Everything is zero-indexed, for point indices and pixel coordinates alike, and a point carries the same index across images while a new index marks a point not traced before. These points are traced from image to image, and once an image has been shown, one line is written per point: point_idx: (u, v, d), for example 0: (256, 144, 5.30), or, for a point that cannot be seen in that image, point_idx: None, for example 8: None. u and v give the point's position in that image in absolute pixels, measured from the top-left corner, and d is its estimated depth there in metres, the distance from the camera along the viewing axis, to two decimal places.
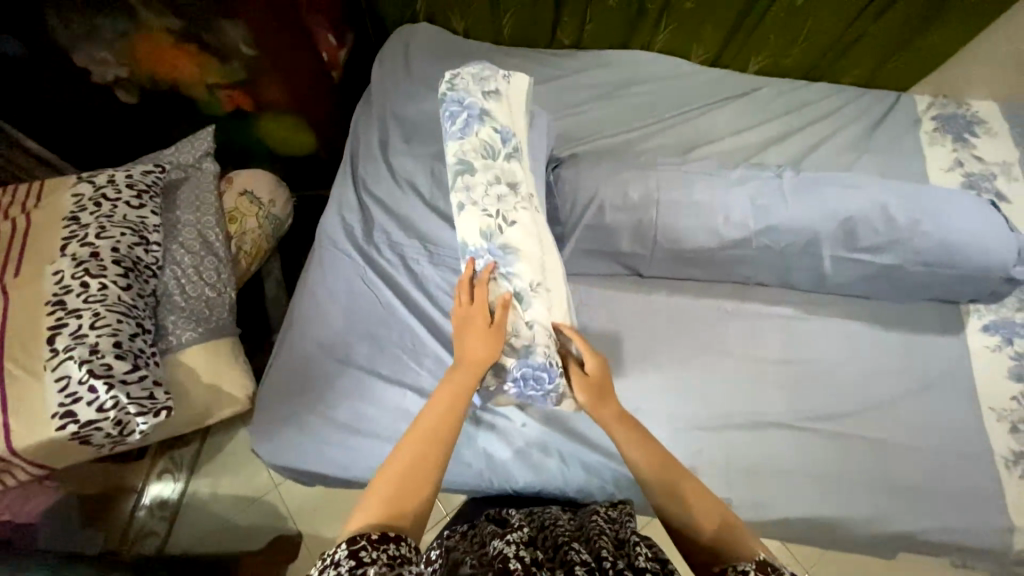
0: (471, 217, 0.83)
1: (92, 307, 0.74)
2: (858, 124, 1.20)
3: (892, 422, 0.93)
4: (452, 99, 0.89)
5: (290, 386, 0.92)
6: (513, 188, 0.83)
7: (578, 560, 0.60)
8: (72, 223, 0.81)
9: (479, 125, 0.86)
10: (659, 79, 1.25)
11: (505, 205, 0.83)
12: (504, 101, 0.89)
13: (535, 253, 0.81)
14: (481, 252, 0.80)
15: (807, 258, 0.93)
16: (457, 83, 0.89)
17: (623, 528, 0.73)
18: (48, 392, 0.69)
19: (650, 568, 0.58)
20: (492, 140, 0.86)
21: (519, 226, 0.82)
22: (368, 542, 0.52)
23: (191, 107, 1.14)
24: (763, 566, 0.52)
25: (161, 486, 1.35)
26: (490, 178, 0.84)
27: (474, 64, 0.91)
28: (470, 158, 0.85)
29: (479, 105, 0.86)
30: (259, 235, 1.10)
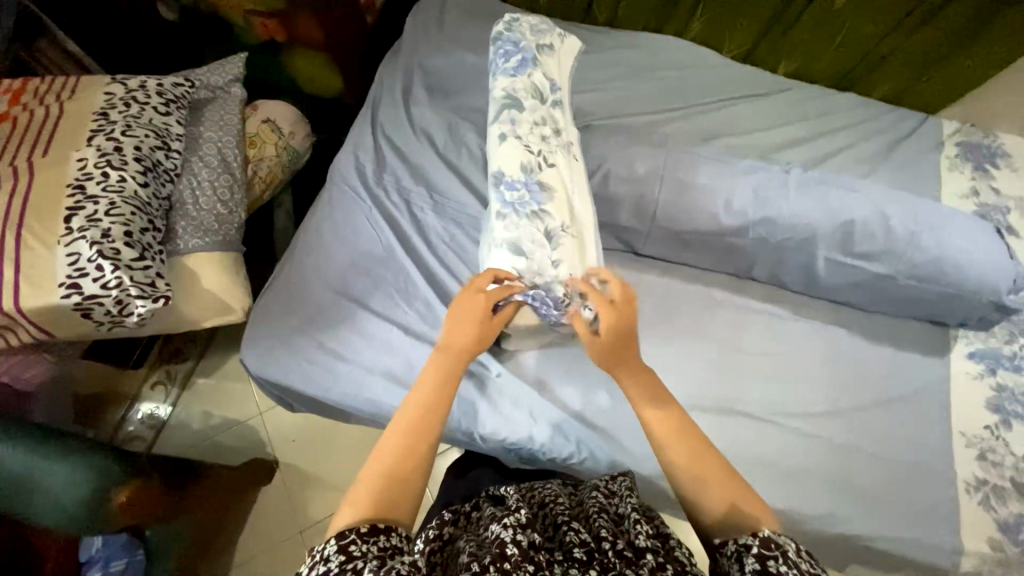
0: (517, 149, 0.88)
1: (109, 195, 0.78)
2: (880, 139, 1.20)
3: (860, 429, 0.95)
4: (507, 40, 0.96)
5: (286, 305, 0.96)
6: (556, 133, 0.92)
7: (577, 542, 0.63)
8: (101, 118, 0.86)
9: (531, 69, 0.95)
10: (686, 67, 1.25)
11: (546, 145, 0.90)
12: (555, 56, 0.99)
13: (569, 195, 0.88)
14: (519, 183, 0.86)
15: (802, 257, 0.94)
16: (515, 28, 0.98)
17: (621, 502, 0.72)
18: (58, 264, 0.74)
19: (651, 547, 0.61)
20: (541, 85, 0.94)
21: (556, 167, 0.89)
22: (357, 536, 0.54)
23: (228, 31, 1.19)
24: (768, 543, 0.54)
25: (154, 403, 1.42)
26: (535, 119, 0.91)
27: (532, 15, 1.02)
28: (520, 95, 0.92)
29: (533, 52, 0.95)
30: (276, 164, 1.14)
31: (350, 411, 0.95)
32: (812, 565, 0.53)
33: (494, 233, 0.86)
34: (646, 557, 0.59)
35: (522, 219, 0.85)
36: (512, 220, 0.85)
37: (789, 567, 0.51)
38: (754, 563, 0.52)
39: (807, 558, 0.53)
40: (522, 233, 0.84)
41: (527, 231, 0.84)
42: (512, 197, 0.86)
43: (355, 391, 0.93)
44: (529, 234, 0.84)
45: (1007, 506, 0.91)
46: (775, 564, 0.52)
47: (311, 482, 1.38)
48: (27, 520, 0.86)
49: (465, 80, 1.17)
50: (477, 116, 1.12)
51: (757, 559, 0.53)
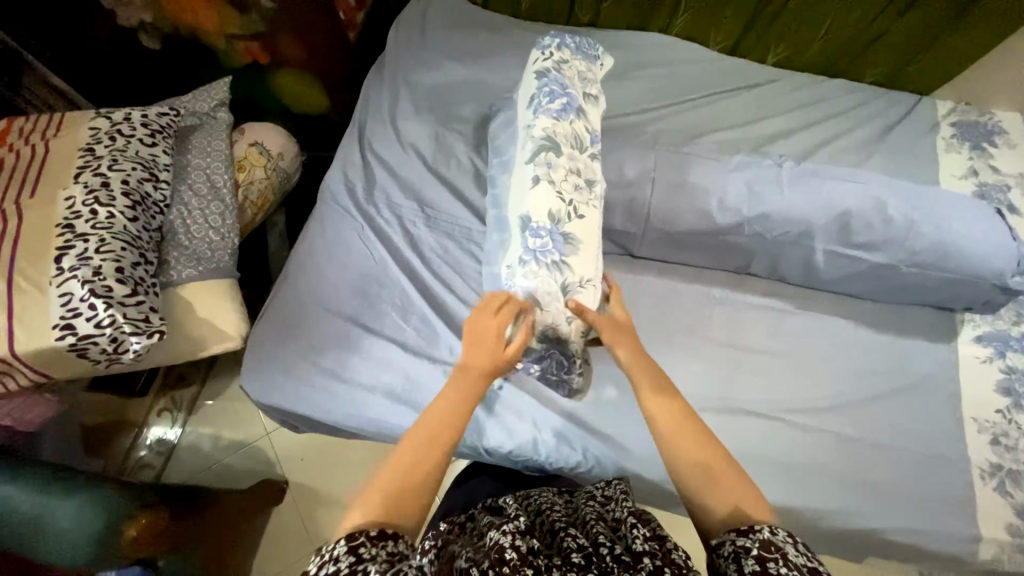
0: (547, 193, 0.83)
1: (98, 233, 0.78)
2: (874, 124, 1.18)
3: (868, 422, 0.93)
4: (553, 79, 0.90)
5: (281, 328, 0.96)
6: (589, 185, 0.86)
7: (575, 547, 0.62)
8: (87, 153, 0.86)
9: (573, 117, 0.88)
10: (672, 63, 1.24)
11: (579, 195, 0.85)
12: (597, 109, 0.93)
13: (592, 248, 0.84)
14: (544, 232, 0.81)
15: (799, 251, 0.93)
16: (564, 70, 0.91)
17: (617, 506, 0.72)
18: (51, 305, 0.73)
19: (649, 551, 0.59)
20: (581, 133, 0.88)
21: (586, 220, 0.84)
22: (367, 539, 0.53)
23: (210, 56, 1.17)
24: (767, 545, 0.52)
25: (162, 428, 1.43)
26: (571, 167, 0.85)
27: (582, 58, 0.96)
28: (558, 139, 0.86)
29: (579, 99, 0.89)
30: (266, 186, 1.13)
31: (352, 431, 0.96)
32: (809, 560, 0.51)
33: (513, 280, 0.82)
34: (643, 561, 0.58)
35: (542, 268, 0.81)
36: (531, 268, 0.81)
37: (789, 569, 0.49)
38: (753, 564, 0.50)
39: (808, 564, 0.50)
40: (540, 283, 0.80)
41: (546, 281, 0.80)
42: (535, 245, 0.82)
43: (356, 413, 0.93)
44: (548, 286, 0.80)
45: (1022, 491, 0.89)
46: (774, 566, 0.49)
47: (321, 500, 1.38)
48: (38, 559, 0.86)
49: (450, 93, 1.17)
50: (464, 127, 1.11)
51: (756, 562, 0.50)
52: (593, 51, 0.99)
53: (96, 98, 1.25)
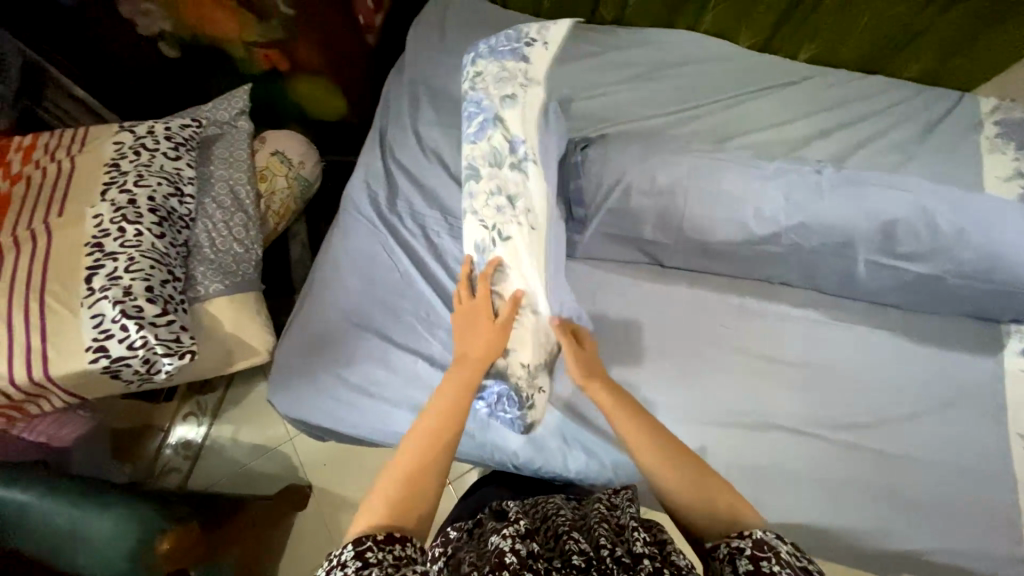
0: (471, 227, 0.87)
1: (127, 251, 0.77)
2: (914, 123, 1.13)
3: (909, 438, 0.90)
4: (469, 98, 0.91)
5: (305, 340, 0.95)
6: (513, 200, 0.85)
7: (576, 550, 0.61)
8: (112, 169, 0.85)
9: (490, 131, 0.88)
10: (701, 62, 1.19)
11: (506, 216, 0.86)
12: (523, 105, 0.87)
13: (521, 269, 0.83)
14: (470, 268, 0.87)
15: (839, 261, 0.90)
16: (478, 83, 0.90)
17: (622, 512, 0.71)
18: (83, 327, 0.73)
19: (648, 553, 0.59)
20: (499, 147, 0.87)
21: (512, 241, 0.84)
22: (373, 543, 0.53)
23: (228, 63, 1.16)
24: (759, 545, 0.52)
25: (188, 428, 1.45)
26: (493, 188, 0.87)
27: (497, 56, 0.91)
28: (478, 164, 0.89)
29: (493, 110, 0.87)
30: (288, 196, 1.12)
31: (379, 445, 0.95)
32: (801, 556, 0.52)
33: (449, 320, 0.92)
34: (643, 562, 0.57)
35: None
36: None
37: (783, 567, 0.49)
38: (746, 563, 0.50)
39: (799, 560, 0.51)
40: None
41: None
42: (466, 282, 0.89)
43: (384, 428, 0.92)
44: None
45: None
46: (767, 564, 0.50)
47: (343, 505, 1.39)
48: None
49: None
50: None
51: (749, 560, 0.51)
52: (516, 40, 0.91)
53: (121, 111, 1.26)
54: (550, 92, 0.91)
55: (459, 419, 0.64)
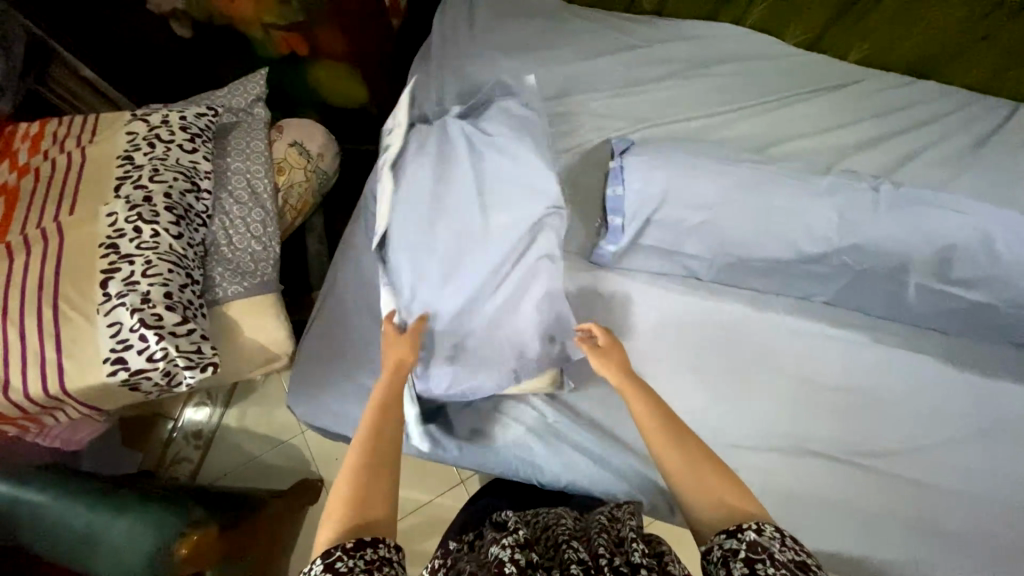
0: None
1: (144, 254, 0.73)
2: (970, 131, 1.06)
3: (946, 467, 0.88)
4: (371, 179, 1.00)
5: (328, 347, 0.92)
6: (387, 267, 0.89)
7: (574, 560, 0.58)
8: (125, 162, 0.80)
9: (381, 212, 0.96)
10: (746, 60, 1.13)
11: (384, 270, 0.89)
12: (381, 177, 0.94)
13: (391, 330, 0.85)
14: None
15: (887, 284, 0.89)
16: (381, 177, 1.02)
17: (625, 523, 0.68)
18: (100, 336, 0.70)
19: (646, 564, 0.56)
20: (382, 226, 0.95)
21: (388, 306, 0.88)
22: (343, 552, 0.52)
23: (243, 45, 1.09)
24: (754, 547, 0.50)
25: (196, 411, 1.41)
26: None
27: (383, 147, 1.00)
28: None
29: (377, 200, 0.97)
30: (306, 189, 1.07)
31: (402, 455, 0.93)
32: (797, 555, 0.50)
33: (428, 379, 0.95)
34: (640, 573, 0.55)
35: None
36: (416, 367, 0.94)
37: (777, 570, 0.48)
38: (742, 567, 0.49)
39: (796, 560, 0.49)
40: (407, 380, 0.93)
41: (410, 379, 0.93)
42: None
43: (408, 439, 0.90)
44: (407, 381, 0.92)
45: None
46: (762, 568, 0.48)
47: None
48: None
49: None
50: None
51: (745, 564, 0.49)
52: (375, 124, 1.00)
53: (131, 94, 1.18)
54: (448, 154, 0.91)
55: (391, 426, 0.65)
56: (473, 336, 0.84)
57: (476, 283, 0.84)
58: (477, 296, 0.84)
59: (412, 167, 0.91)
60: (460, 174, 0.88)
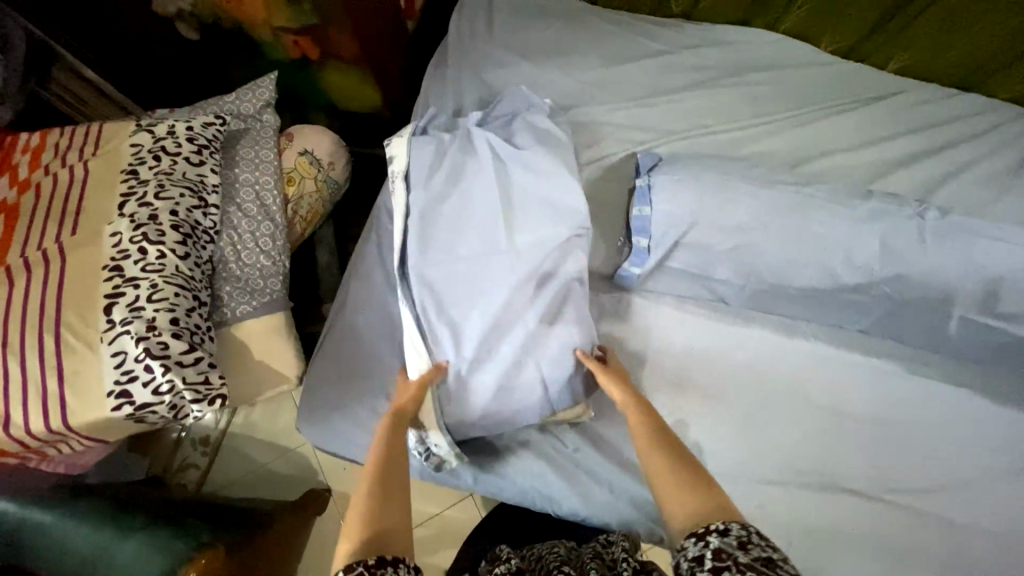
0: None
1: (149, 276, 0.70)
2: (1019, 148, 1.00)
3: (985, 508, 0.83)
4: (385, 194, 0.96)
5: (337, 370, 0.88)
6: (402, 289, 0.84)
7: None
8: (131, 177, 0.77)
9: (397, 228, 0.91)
10: (779, 68, 1.07)
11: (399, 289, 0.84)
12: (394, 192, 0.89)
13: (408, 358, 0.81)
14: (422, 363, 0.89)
15: (928, 315, 0.84)
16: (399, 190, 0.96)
17: (615, 547, 0.69)
18: (105, 365, 0.67)
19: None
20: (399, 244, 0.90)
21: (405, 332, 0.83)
22: (364, 568, 0.49)
23: (252, 47, 1.06)
24: (719, 553, 0.48)
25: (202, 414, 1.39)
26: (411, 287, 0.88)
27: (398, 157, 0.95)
28: None
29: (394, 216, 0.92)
30: (317, 200, 1.02)
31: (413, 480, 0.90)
32: (767, 551, 0.47)
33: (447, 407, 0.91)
34: None
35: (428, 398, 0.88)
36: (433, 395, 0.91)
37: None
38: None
39: (766, 560, 0.46)
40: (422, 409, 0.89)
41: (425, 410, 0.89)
42: None
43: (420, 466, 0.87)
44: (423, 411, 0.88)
45: None
46: None
47: None
48: None
49: None
50: None
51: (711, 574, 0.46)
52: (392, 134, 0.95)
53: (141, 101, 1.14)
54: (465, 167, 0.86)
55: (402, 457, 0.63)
56: (488, 359, 0.79)
57: (493, 304, 0.79)
58: (495, 317, 0.79)
59: (422, 182, 0.86)
60: (476, 189, 0.84)
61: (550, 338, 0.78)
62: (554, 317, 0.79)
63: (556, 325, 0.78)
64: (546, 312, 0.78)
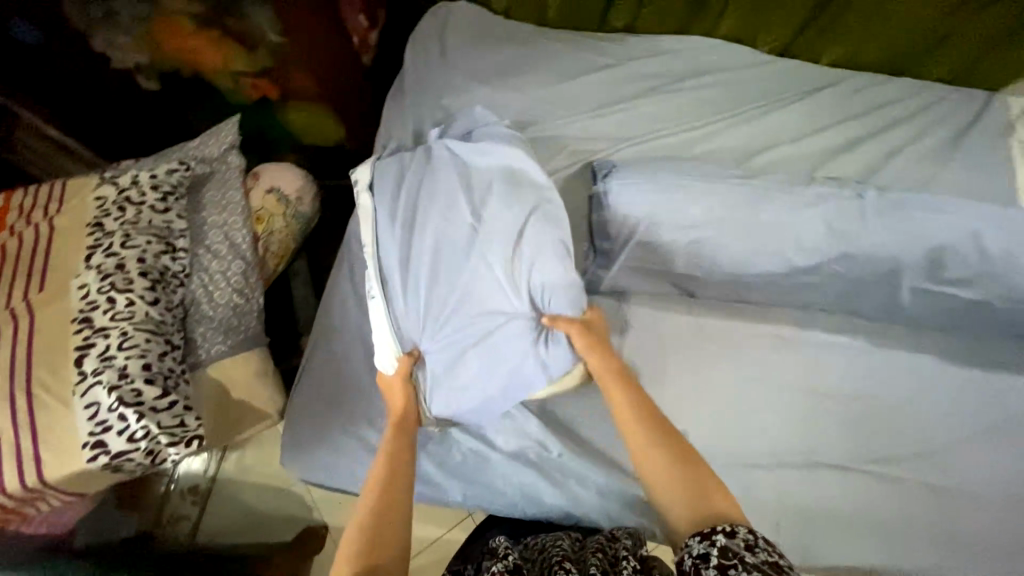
0: None
1: (119, 325, 0.71)
2: (946, 127, 1.07)
3: (956, 468, 0.87)
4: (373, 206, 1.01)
5: (317, 401, 0.89)
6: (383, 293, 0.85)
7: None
8: (96, 229, 0.79)
9: None
10: (720, 70, 1.13)
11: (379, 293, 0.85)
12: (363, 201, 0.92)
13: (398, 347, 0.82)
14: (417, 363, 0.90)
15: (882, 289, 0.87)
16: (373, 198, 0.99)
17: (618, 543, 0.69)
18: (78, 417, 0.67)
19: None
20: None
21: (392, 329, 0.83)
22: None
23: (211, 93, 1.08)
24: (725, 551, 0.52)
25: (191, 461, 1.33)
26: None
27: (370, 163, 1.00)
28: None
29: None
30: (287, 235, 1.05)
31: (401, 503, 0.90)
32: (772, 556, 0.52)
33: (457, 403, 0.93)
34: None
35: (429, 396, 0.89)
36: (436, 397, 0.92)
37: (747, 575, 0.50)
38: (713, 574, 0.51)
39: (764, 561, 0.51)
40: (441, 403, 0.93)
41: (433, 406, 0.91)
42: None
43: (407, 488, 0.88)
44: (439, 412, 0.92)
45: None
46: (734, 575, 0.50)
47: None
48: None
49: None
50: None
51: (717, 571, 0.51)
52: None
53: (105, 154, 1.15)
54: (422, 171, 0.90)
55: (398, 475, 0.66)
56: (480, 347, 0.80)
57: (479, 293, 0.81)
58: (482, 292, 0.81)
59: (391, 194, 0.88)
60: (448, 192, 0.87)
61: (541, 318, 0.80)
62: (543, 298, 0.80)
63: (544, 303, 0.80)
64: (534, 293, 0.81)
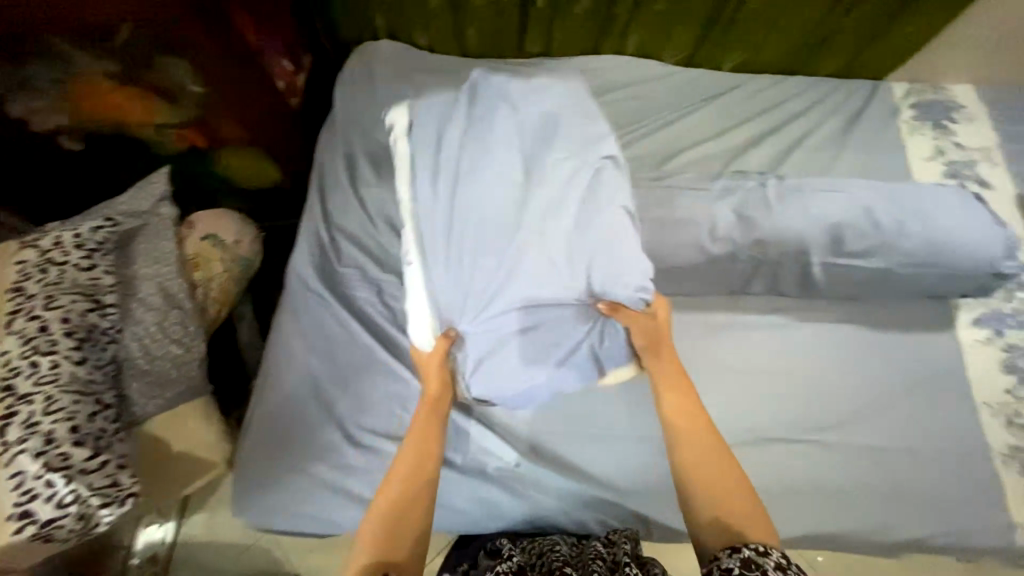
0: None
1: (43, 389, 0.72)
2: (839, 117, 1.17)
3: (888, 426, 0.92)
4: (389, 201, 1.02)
5: (268, 443, 0.88)
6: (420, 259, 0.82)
7: None
8: (16, 294, 0.78)
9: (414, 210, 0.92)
10: (633, 83, 1.21)
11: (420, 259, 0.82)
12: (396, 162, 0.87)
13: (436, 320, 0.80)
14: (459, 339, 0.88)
15: (796, 268, 0.92)
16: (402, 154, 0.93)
17: (618, 547, 0.71)
18: (3, 488, 0.68)
19: None
20: None
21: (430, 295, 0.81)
22: None
23: (138, 147, 1.07)
24: (747, 563, 0.58)
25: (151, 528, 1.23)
26: None
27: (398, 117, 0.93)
28: None
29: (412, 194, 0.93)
30: (227, 280, 1.05)
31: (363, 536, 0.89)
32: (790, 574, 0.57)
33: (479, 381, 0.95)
34: None
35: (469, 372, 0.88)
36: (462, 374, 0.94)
37: None
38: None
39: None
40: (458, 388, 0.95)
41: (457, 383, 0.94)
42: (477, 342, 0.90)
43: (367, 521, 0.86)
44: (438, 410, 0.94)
45: None
46: None
47: None
48: None
49: None
50: None
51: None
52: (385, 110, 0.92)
53: (33, 220, 1.15)
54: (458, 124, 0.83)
55: (422, 479, 0.71)
56: (529, 332, 0.75)
57: (529, 269, 0.74)
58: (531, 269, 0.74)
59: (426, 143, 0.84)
60: (495, 141, 0.78)
61: (597, 305, 0.75)
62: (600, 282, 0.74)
63: (602, 287, 0.74)
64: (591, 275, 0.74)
